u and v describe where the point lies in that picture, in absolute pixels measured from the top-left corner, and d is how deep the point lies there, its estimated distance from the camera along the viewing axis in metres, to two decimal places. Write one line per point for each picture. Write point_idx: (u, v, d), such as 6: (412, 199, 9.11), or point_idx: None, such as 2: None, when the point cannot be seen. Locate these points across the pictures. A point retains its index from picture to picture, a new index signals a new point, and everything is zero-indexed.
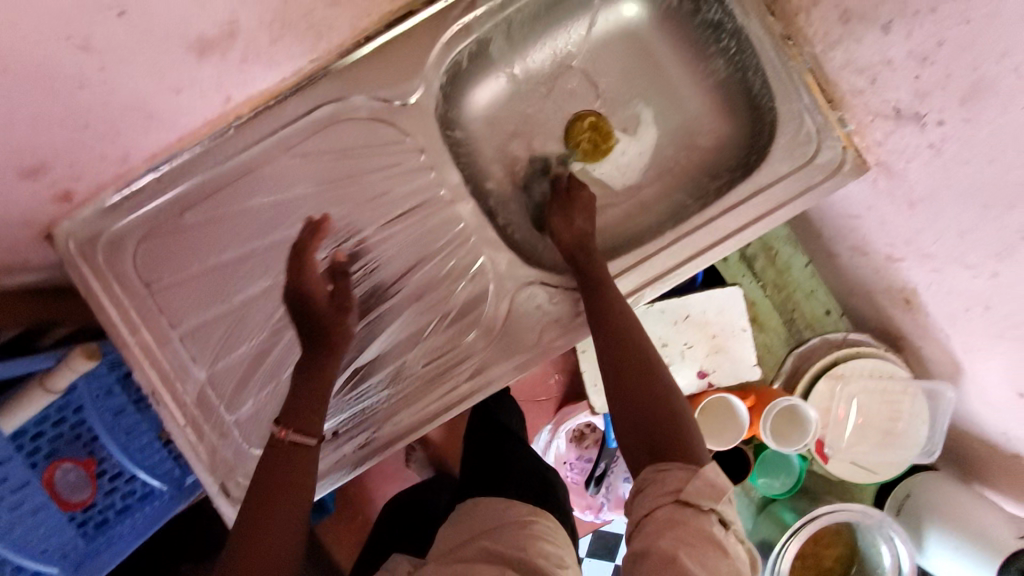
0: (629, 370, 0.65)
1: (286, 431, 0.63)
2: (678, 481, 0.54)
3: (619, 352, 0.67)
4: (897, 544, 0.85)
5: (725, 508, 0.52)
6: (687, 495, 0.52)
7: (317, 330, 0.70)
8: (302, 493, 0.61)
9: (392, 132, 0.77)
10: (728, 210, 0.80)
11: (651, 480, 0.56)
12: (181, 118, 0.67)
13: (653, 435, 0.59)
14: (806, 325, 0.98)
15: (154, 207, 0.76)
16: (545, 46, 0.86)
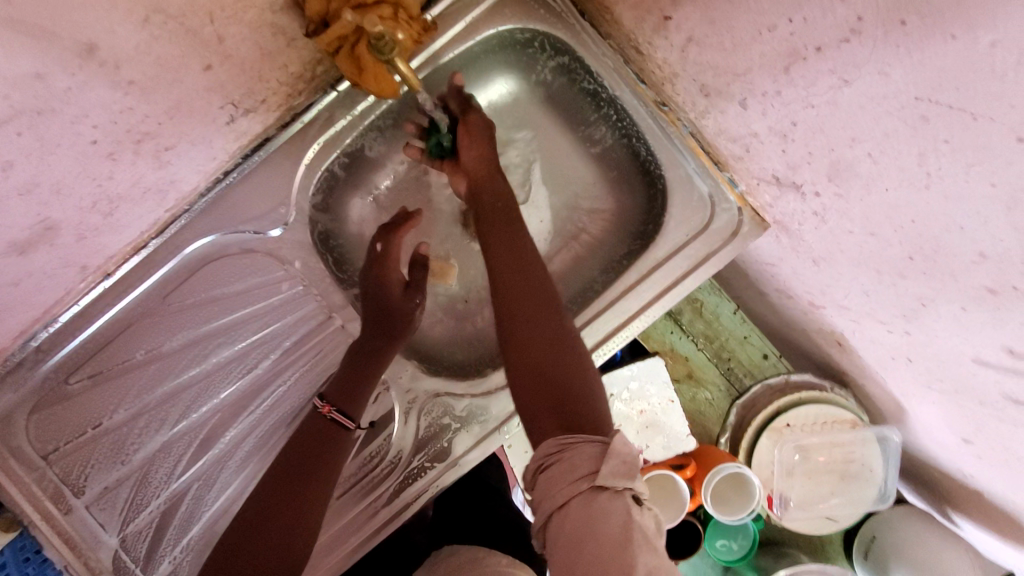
0: (538, 344, 0.59)
1: (330, 408, 0.69)
2: (590, 461, 0.49)
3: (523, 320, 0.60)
4: None
5: (641, 485, 0.49)
6: (602, 478, 0.47)
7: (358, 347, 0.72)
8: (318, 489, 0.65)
9: (269, 262, 0.75)
10: (632, 288, 0.76)
11: (557, 458, 0.50)
12: (35, 298, 0.65)
13: (562, 408, 0.55)
14: (746, 372, 0.93)
15: (39, 376, 0.73)
16: None
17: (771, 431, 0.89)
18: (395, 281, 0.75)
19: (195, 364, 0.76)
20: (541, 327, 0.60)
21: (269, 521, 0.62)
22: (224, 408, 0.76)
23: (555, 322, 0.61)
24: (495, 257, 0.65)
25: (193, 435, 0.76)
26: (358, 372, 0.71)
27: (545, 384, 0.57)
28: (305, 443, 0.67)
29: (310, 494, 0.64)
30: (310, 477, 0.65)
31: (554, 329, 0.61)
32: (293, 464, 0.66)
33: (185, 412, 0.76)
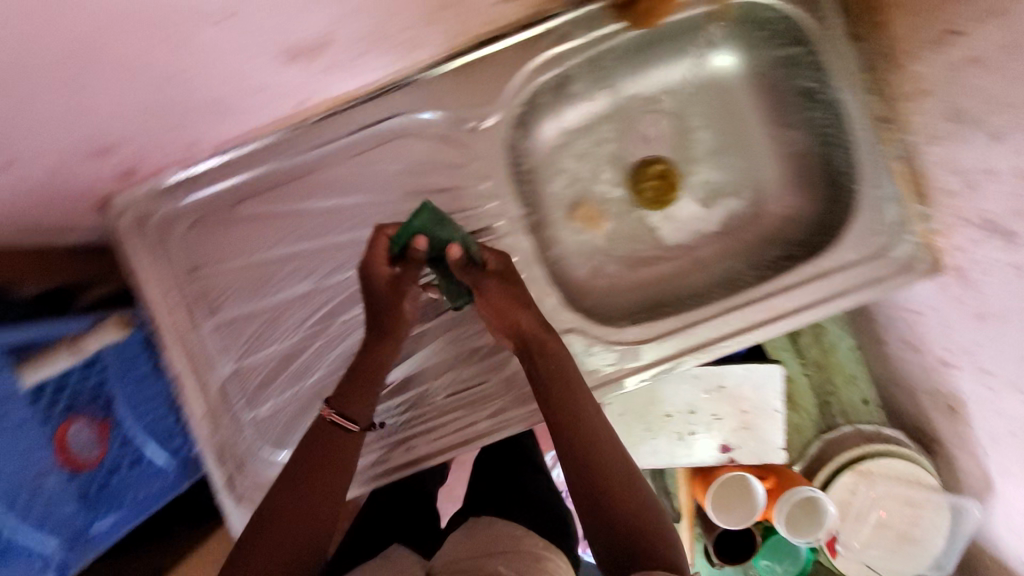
0: (616, 488, 0.57)
1: (328, 411, 0.64)
2: None
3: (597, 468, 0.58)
4: None
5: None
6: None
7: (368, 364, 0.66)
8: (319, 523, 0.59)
9: (460, 155, 0.75)
10: (786, 288, 0.76)
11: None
12: (253, 113, 0.66)
13: (647, 544, 0.54)
14: (840, 410, 0.94)
15: (211, 192, 0.74)
16: (632, 86, 0.86)
17: (855, 471, 0.88)
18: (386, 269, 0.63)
19: (351, 231, 0.75)
20: (603, 443, 0.59)
21: (281, 521, 0.57)
22: (364, 280, 0.76)
23: (628, 463, 0.60)
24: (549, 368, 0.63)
25: (327, 298, 0.76)
26: (361, 376, 0.66)
27: (606, 525, 0.56)
28: (324, 451, 0.62)
29: (331, 474, 0.61)
30: (326, 477, 0.60)
31: (638, 471, 0.60)
32: (321, 481, 0.60)
33: (329, 272, 0.76)
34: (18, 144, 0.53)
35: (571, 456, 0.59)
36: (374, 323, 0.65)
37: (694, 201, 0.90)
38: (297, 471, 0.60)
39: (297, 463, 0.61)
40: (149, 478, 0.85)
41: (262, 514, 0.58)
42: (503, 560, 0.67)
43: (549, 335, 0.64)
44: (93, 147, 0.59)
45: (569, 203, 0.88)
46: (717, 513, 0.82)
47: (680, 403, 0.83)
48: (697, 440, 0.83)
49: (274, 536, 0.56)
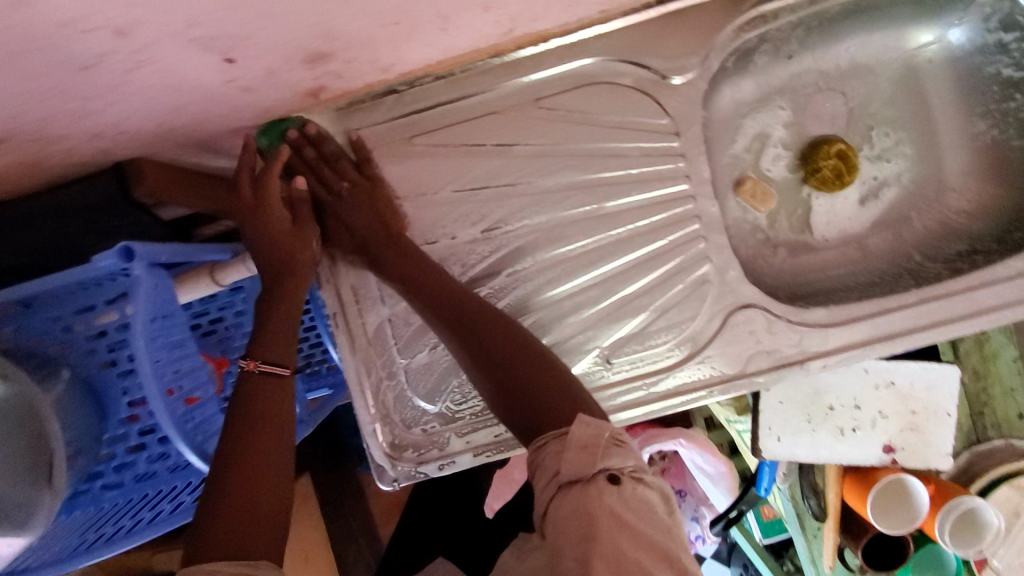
0: (505, 355, 0.63)
1: (254, 363, 0.63)
2: (555, 458, 0.53)
3: (485, 343, 0.64)
4: None
5: (611, 463, 0.51)
6: (569, 473, 0.51)
7: (269, 259, 0.67)
8: (283, 419, 0.62)
9: (653, 109, 0.71)
10: (987, 283, 0.70)
11: (539, 458, 0.55)
12: (459, 39, 0.63)
13: (538, 396, 0.59)
14: (994, 424, 0.88)
15: (388, 123, 0.72)
16: (815, 58, 0.78)
17: (1012, 485, 0.84)
18: (277, 212, 0.67)
19: (530, 175, 0.72)
20: (495, 336, 0.64)
21: (252, 454, 0.58)
22: (538, 231, 0.72)
23: (501, 328, 0.65)
24: (384, 266, 0.69)
25: (498, 247, 0.73)
26: (281, 315, 0.67)
27: (522, 398, 0.60)
28: (254, 395, 0.62)
29: (267, 450, 0.59)
30: (281, 420, 0.62)
31: (506, 325, 0.65)
32: (273, 410, 0.62)
33: (499, 222, 0.72)
34: (258, 36, 0.49)
35: (467, 344, 0.65)
36: (285, 261, 0.67)
37: (856, 193, 0.82)
38: (246, 418, 0.60)
39: (239, 400, 0.62)
40: None
41: (223, 449, 0.58)
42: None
43: (402, 244, 0.69)
44: (309, 51, 0.55)
45: (740, 173, 0.82)
46: (878, 518, 0.78)
47: (846, 396, 0.78)
48: (860, 436, 0.79)
49: (251, 462, 0.57)
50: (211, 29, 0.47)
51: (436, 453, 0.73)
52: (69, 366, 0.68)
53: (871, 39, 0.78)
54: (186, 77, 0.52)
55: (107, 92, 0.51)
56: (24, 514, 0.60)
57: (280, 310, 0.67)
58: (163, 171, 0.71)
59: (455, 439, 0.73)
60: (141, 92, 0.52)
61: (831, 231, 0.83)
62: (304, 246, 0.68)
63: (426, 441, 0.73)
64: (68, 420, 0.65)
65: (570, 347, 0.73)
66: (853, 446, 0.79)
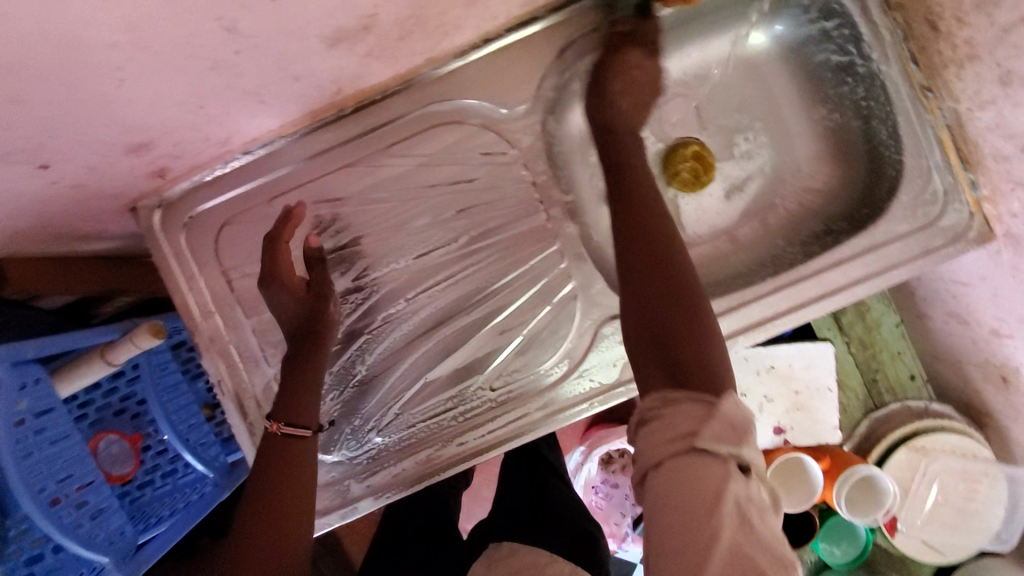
0: (654, 295, 0.54)
1: (278, 425, 0.62)
2: (689, 421, 0.46)
3: (638, 278, 0.55)
4: None
5: (748, 452, 0.45)
6: (706, 441, 0.44)
7: (297, 323, 0.67)
8: (304, 479, 0.61)
9: (498, 142, 0.73)
10: (836, 263, 0.74)
11: (659, 414, 0.47)
12: (287, 106, 0.65)
13: (664, 351, 0.51)
14: (889, 388, 0.92)
15: (244, 190, 0.73)
16: (658, 67, 0.81)
17: (909, 447, 0.87)
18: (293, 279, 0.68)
19: (392, 220, 0.74)
20: (661, 293, 0.54)
21: (271, 513, 0.57)
22: (408, 271, 0.75)
23: (670, 297, 0.53)
24: (621, 201, 0.61)
25: (371, 294, 0.75)
26: (299, 382, 0.65)
27: (665, 343, 0.52)
28: (279, 458, 0.61)
29: (293, 494, 0.59)
30: (302, 479, 0.60)
31: (672, 255, 0.56)
32: (291, 476, 0.60)
33: (369, 269, 0.75)
34: (60, 144, 0.51)
35: (652, 285, 0.54)
36: (310, 326, 0.67)
37: (722, 187, 0.86)
38: (268, 481, 0.59)
39: (266, 469, 0.60)
40: (184, 487, 0.85)
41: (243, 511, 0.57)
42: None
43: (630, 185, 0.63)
44: (128, 144, 0.57)
45: None
46: (776, 499, 0.81)
47: (732, 385, 0.81)
48: (752, 422, 0.82)
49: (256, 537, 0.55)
50: (5, 147, 0.48)
51: (339, 502, 0.75)
52: None
53: (707, 42, 0.81)
54: (3, 189, 0.54)
55: None
56: None
57: (300, 377, 0.65)
58: (36, 266, 0.72)
59: (356, 484, 0.75)
60: None
61: (703, 228, 0.86)
62: (329, 303, 0.68)
63: (328, 491, 0.75)
64: None
65: (456, 378, 0.76)
66: None
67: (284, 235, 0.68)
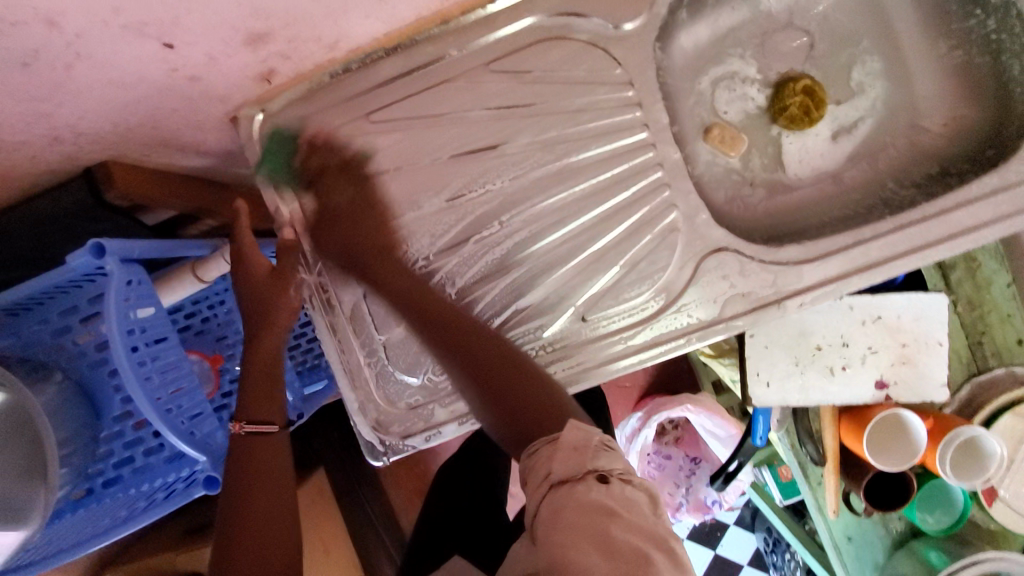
0: (453, 337, 0.64)
1: (240, 425, 0.68)
2: (547, 460, 0.51)
3: (440, 325, 0.65)
4: None
5: (601, 464, 0.49)
6: (560, 474, 0.49)
7: (250, 309, 0.71)
8: (276, 472, 0.68)
9: (605, 60, 0.71)
10: (963, 203, 0.69)
11: (526, 465, 0.53)
12: (396, 7, 0.63)
13: (513, 403, 0.58)
14: (994, 352, 0.86)
15: (345, 103, 0.71)
16: None
17: (1016, 413, 0.82)
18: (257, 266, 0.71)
19: (489, 140, 0.72)
20: (474, 339, 0.64)
21: (255, 499, 0.65)
22: (502, 195, 0.72)
23: (472, 331, 0.65)
24: (367, 240, 0.71)
25: (462, 216, 0.73)
26: (256, 375, 0.71)
27: (496, 387, 0.60)
28: (243, 461, 0.67)
29: (256, 493, 0.65)
30: (270, 482, 0.67)
31: (451, 308, 0.67)
32: (262, 472, 0.67)
33: (462, 190, 0.72)
34: (188, 19, 0.50)
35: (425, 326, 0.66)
36: (260, 309, 0.70)
37: (828, 129, 0.81)
38: (237, 489, 0.65)
39: (233, 467, 0.67)
40: None
41: (224, 511, 0.65)
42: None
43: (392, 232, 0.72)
44: (247, 32, 0.56)
45: (705, 120, 0.81)
46: (872, 454, 0.77)
47: (833, 334, 0.77)
48: (852, 374, 0.77)
49: (249, 506, 0.65)
50: (138, 14, 0.47)
51: (422, 425, 0.74)
52: (67, 372, 0.71)
53: None
54: (128, 69, 0.53)
55: (52, 91, 0.52)
56: (23, 508, 0.62)
57: (254, 361, 0.71)
58: (136, 173, 0.73)
59: (439, 409, 0.74)
60: (88, 89, 0.54)
61: (806, 170, 0.82)
62: (288, 288, 0.71)
63: (410, 415, 0.74)
64: (61, 422, 0.67)
65: (546, 308, 0.73)
66: (844, 386, 0.77)
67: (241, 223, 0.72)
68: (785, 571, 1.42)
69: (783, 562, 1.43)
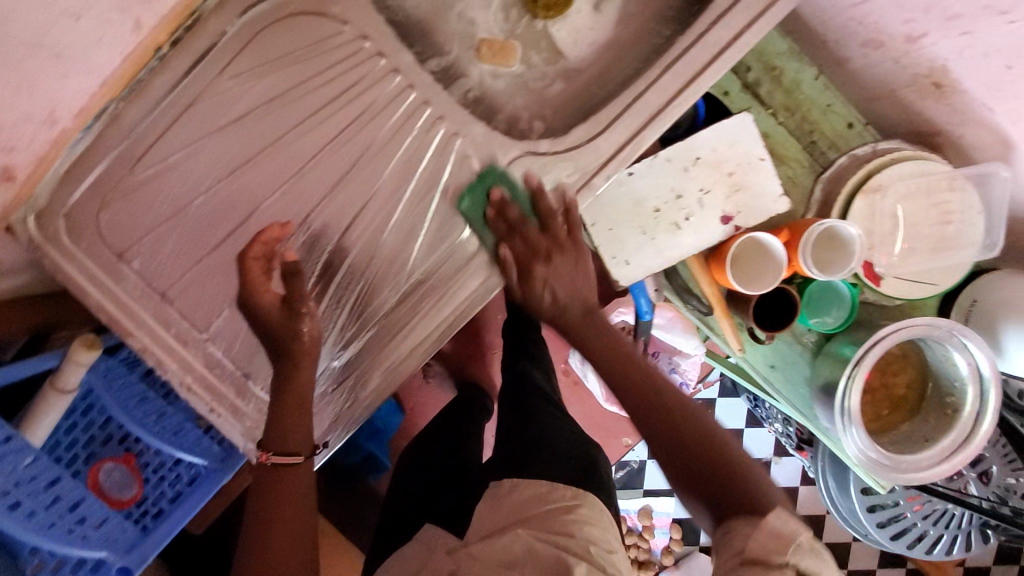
0: (647, 409, 0.64)
1: (267, 455, 0.66)
2: (743, 539, 0.49)
3: (635, 393, 0.66)
4: (972, 351, 0.79)
5: (800, 559, 0.45)
6: (763, 554, 0.46)
7: (275, 342, 0.68)
8: (303, 501, 0.67)
9: (330, 27, 0.70)
10: (718, 20, 0.73)
11: (720, 543, 0.51)
12: (92, 55, 0.60)
13: (695, 451, 0.59)
14: (830, 145, 0.88)
15: (104, 166, 0.69)
16: None
17: (865, 194, 0.84)
18: (269, 301, 0.68)
19: (261, 145, 0.71)
20: (681, 420, 0.61)
21: (275, 526, 0.64)
22: (300, 187, 0.72)
23: (693, 418, 0.61)
24: (594, 357, 0.71)
25: (273, 228, 0.72)
26: (291, 403, 0.68)
27: (675, 437, 0.60)
28: (266, 490, 0.66)
29: (266, 524, 0.64)
30: (291, 511, 0.66)
31: (693, 413, 0.62)
32: (285, 501, 0.66)
33: (258, 200, 0.72)
34: None
35: (642, 406, 0.64)
36: (284, 345, 0.68)
37: (587, 4, 0.82)
38: (258, 529, 0.64)
39: (258, 492, 0.67)
40: (203, 484, 0.87)
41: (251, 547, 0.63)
42: (525, 528, 0.67)
43: (340, 161, 0.72)
44: None
45: (469, 40, 0.80)
46: (739, 286, 0.81)
47: (664, 192, 0.79)
48: (696, 221, 0.79)
49: (272, 535, 0.64)
50: None
51: (325, 429, 0.75)
52: None
53: None
54: None
55: None
56: None
57: (290, 397, 0.68)
58: None
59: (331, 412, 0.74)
60: None
61: (585, 47, 0.82)
62: (305, 322, 0.68)
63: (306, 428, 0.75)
64: None
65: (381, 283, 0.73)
66: (695, 234, 0.79)
67: (253, 253, 0.68)
68: (772, 419, 1.46)
69: (768, 412, 1.46)
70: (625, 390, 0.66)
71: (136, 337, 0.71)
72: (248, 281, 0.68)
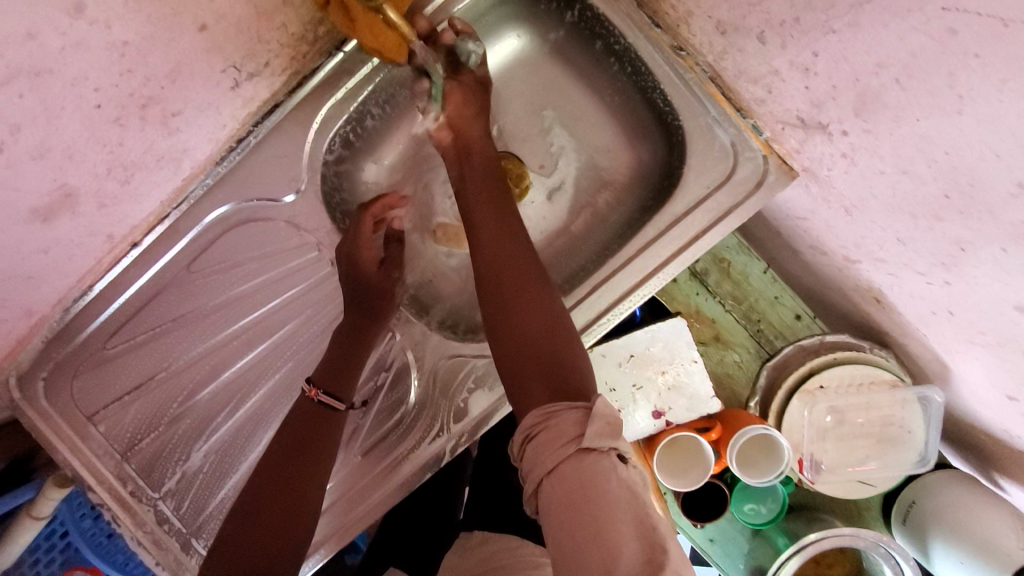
0: (509, 286, 0.62)
1: (317, 390, 0.69)
2: (575, 425, 0.50)
3: (503, 275, 0.63)
4: (900, 564, 0.80)
5: (623, 442, 0.50)
6: (588, 440, 0.48)
7: (361, 290, 0.73)
8: (322, 454, 0.67)
9: (288, 229, 0.76)
10: (650, 243, 0.73)
11: (544, 425, 0.52)
12: (66, 267, 0.69)
13: (544, 336, 0.59)
14: (777, 334, 0.90)
15: (81, 339, 0.77)
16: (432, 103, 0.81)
17: (802, 395, 0.83)
18: (368, 259, 0.74)
19: (218, 329, 0.77)
20: (542, 332, 0.59)
21: (299, 476, 0.65)
22: (256, 365, 0.78)
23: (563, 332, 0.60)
24: (476, 230, 0.67)
25: (226, 402, 0.78)
26: (344, 358, 0.72)
27: (551, 365, 0.57)
28: (306, 430, 0.68)
29: (302, 477, 0.65)
30: (317, 459, 0.67)
31: (548, 302, 0.62)
32: (308, 437, 0.68)
33: (216, 374, 0.78)
34: None
35: (487, 259, 0.64)
36: (361, 293, 0.73)
37: (541, 193, 0.85)
38: (274, 467, 0.65)
39: (292, 423, 0.69)
40: None
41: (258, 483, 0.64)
42: None
43: (295, 344, 0.78)
44: None
45: (427, 224, 0.84)
46: (670, 480, 0.79)
47: (598, 385, 0.81)
48: (627, 413, 0.82)
49: (303, 473, 0.65)
50: None
51: None
52: None
53: None
54: None
55: None
56: None
57: (354, 348, 0.73)
58: None
59: None
60: None
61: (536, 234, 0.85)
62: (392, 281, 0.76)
63: None
64: None
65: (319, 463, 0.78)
66: (625, 425, 0.81)
67: (372, 211, 0.75)
68: None
69: None
70: (484, 267, 0.64)
71: (99, 493, 0.78)
72: (357, 233, 0.75)
